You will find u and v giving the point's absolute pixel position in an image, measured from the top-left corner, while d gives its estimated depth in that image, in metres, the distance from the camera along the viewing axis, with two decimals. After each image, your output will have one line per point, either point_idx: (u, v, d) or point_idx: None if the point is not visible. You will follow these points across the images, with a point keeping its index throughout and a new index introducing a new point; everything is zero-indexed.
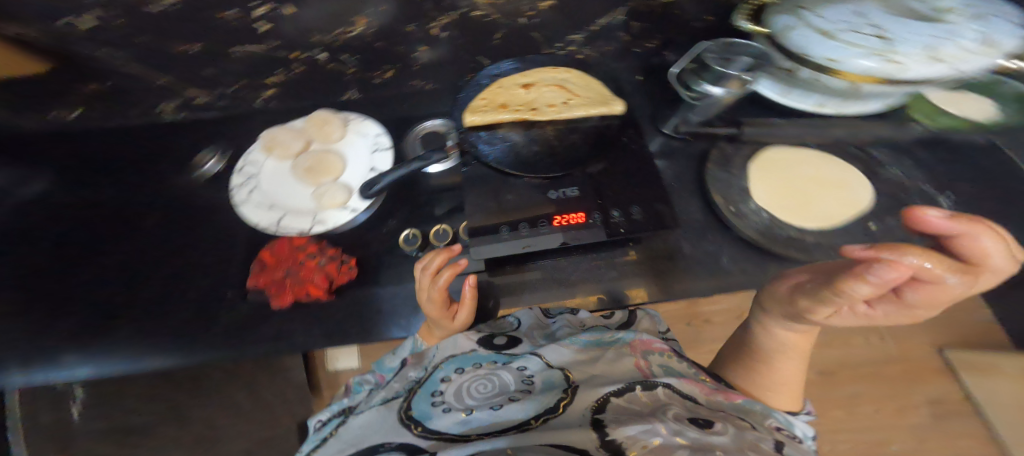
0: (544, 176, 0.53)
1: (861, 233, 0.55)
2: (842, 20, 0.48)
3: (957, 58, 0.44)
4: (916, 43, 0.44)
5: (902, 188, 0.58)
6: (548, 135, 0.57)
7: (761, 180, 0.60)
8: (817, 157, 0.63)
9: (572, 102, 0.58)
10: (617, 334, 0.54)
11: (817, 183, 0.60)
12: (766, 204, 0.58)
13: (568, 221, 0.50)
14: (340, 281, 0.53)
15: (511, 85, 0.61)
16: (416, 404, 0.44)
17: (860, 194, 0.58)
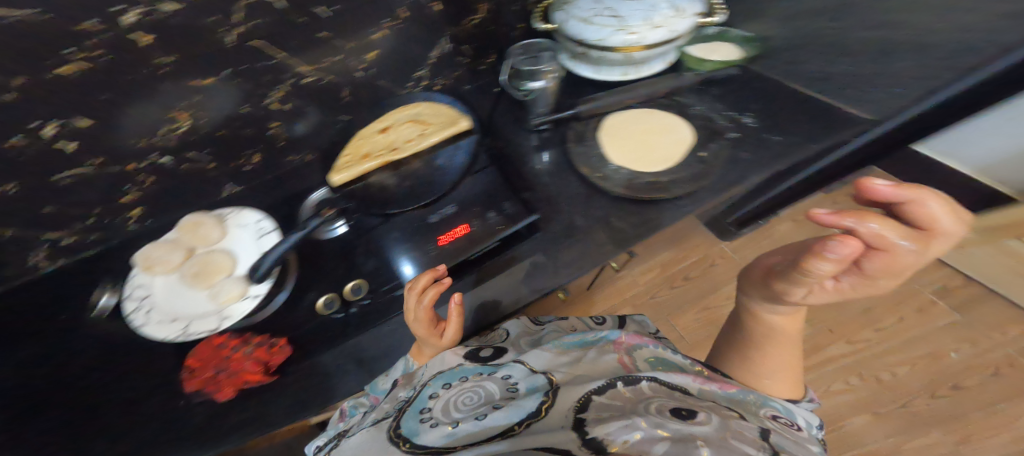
0: (419, 205, 0.54)
1: (695, 164, 0.57)
2: (590, 9, 0.56)
3: (674, 26, 0.54)
4: (639, 16, 0.54)
5: (709, 122, 0.61)
6: (414, 168, 0.59)
7: (611, 144, 0.62)
8: (642, 112, 0.65)
9: (426, 132, 0.62)
10: (599, 333, 0.57)
11: (647, 133, 0.62)
12: (621, 161, 0.60)
13: (450, 239, 0.53)
14: (275, 361, 0.52)
15: (370, 133, 0.63)
16: (404, 421, 0.44)
17: (683, 132, 0.60)
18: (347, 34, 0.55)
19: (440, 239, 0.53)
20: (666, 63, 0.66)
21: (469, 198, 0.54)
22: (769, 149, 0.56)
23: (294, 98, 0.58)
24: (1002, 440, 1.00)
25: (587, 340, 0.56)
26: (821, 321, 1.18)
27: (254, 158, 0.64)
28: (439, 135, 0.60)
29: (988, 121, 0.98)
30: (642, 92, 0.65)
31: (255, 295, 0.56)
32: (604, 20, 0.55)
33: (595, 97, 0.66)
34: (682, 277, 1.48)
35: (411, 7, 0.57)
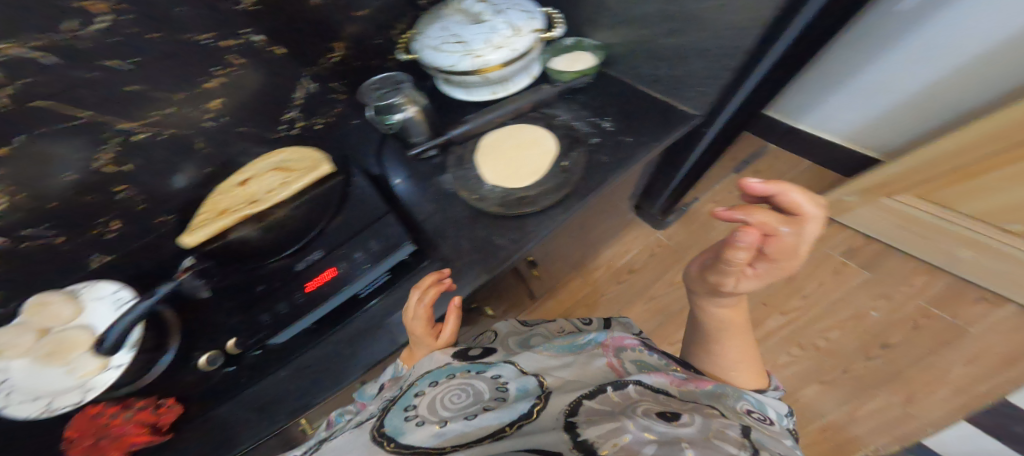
0: (284, 255, 0.53)
1: (560, 174, 0.62)
2: (438, 37, 0.61)
3: (517, 37, 0.59)
4: (480, 40, 0.59)
5: (572, 131, 0.67)
6: (278, 219, 0.52)
7: (487, 163, 0.65)
8: (513, 129, 0.68)
9: (289, 180, 0.54)
10: (588, 337, 0.61)
11: (517, 148, 0.65)
12: (494, 180, 0.63)
13: (318, 284, 0.51)
14: (163, 420, 0.50)
15: (227, 188, 0.55)
16: (387, 421, 0.44)
17: (548, 144, 0.65)
18: (176, 87, 0.53)
19: (309, 284, 0.52)
20: (531, 77, 0.71)
21: (337, 238, 0.53)
22: (624, 150, 0.64)
23: (127, 159, 0.53)
24: (941, 394, 1.05)
25: (576, 344, 0.59)
26: (754, 297, 1.23)
27: (112, 224, 0.56)
28: (300, 183, 0.54)
29: (845, 94, 1.13)
30: (512, 108, 0.67)
31: (118, 365, 0.46)
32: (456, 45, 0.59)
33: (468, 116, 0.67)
34: (627, 271, 1.38)
35: (242, 52, 0.56)
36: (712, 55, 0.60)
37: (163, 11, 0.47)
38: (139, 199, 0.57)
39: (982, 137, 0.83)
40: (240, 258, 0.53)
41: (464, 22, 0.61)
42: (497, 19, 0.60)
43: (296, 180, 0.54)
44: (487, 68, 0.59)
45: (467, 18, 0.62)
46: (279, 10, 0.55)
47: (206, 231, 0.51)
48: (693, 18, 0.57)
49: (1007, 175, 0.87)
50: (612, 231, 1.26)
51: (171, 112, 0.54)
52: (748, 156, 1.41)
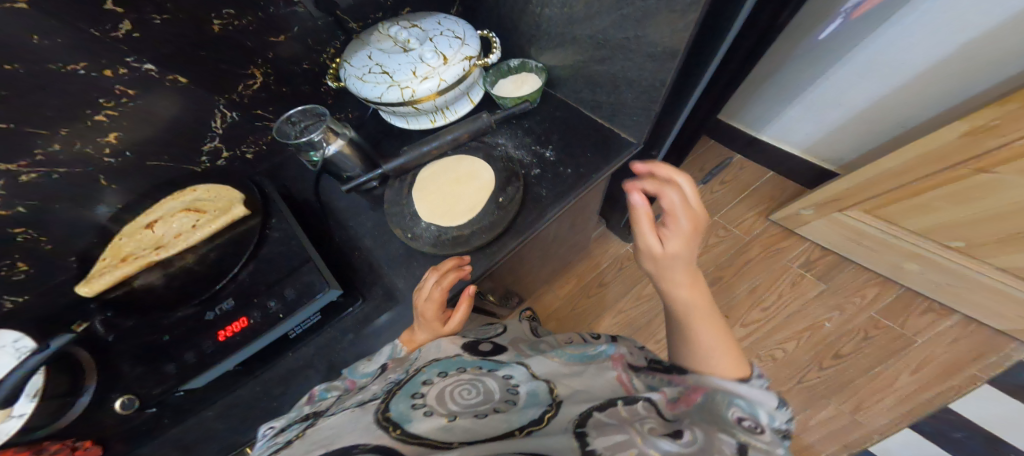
0: (192, 303, 0.49)
1: (495, 209, 0.60)
2: (364, 66, 0.62)
3: (442, 68, 0.61)
4: (405, 71, 0.60)
5: (513, 161, 0.65)
6: (189, 266, 0.51)
7: (423, 198, 0.63)
8: (453, 160, 0.67)
9: (198, 223, 0.51)
10: (599, 348, 0.53)
11: (455, 183, 0.64)
12: (427, 217, 0.61)
13: (231, 334, 0.47)
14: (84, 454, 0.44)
15: (133, 231, 0.52)
16: (391, 404, 0.40)
17: (486, 177, 0.63)
18: (59, 121, 0.48)
19: (222, 333, 0.47)
20: (472, 103, 0.70)
21: (247, 286, 0.49)
22: (563, 182, 0.63)
23: (17, 200, 0.48)
24: (888, 401, 1.03)
25: (589, 351, 0.53)
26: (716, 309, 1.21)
27: (22, 267, 0.51)
28: (210, 225, 0.50)
29: (796, 111, 1.16)
30: (448, 138, 0.65)
31: (20, 413, 0.40)
32: (384, 76, 0.60)
33: (406, 149, 0.65)
34: (597, 284, 1.36)
35: (133, 82, 0.51)
36: (639, 85, 0.59)
37: (18, 40, 0.41)
38: (44, 235, 0.52)
39: (930, 155, 0.86)
40: (140, 308, 0.48)
41: (393, 52, 0.62)
42: (422, 48, 0.61)
43: (207, 223, 0.51)
44: (413, 100, 0.61)
45: (395, 46, 0.63)
46: (173, 36, 0.50)
47: (105, 279, 0.48)
48: (620, 46, 0.56)
49: (943, 194, 0.91)
50: (580, 247, 1.22)
51: (59, 149, 0.49)
52: (714, 167, 1.39)
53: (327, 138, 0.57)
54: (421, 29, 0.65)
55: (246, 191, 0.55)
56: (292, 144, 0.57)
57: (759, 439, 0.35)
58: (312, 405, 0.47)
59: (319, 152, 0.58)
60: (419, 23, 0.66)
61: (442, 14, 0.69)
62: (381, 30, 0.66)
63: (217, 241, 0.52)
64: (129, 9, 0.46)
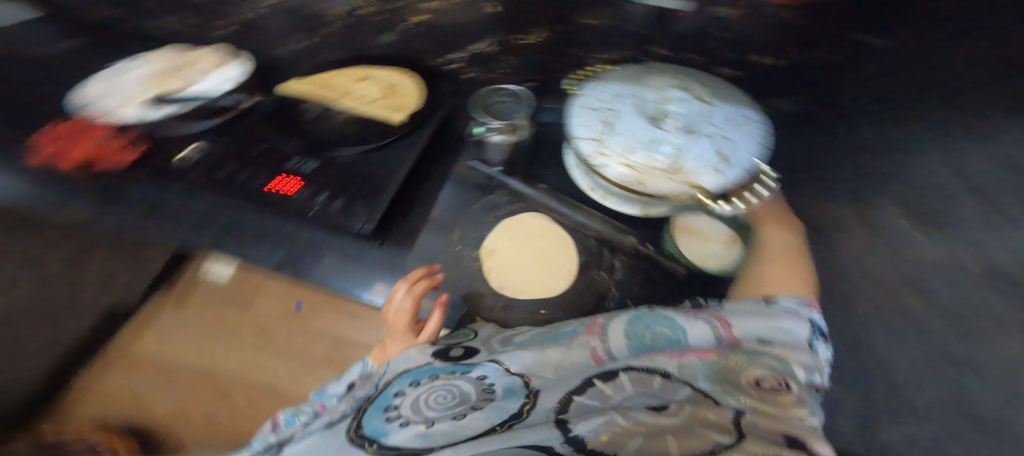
0: (300, 145, 0.56)
1: (528, 313, 0.55)
2: (599, 102, 0.50)
3: (655, 174, 0.46)
4: (622, 141, 0.47)
5: (603, 298, 0.54)
6: (335, 119, 0.58)
7: (502, 238, 0.61)
8: (559, 238, 0.60)
9: (374, 101, 0.59)
10: (570, 323, 0.44)
11: (534, 256, 0.59)
12: (486, 255, 0.59)
13: (281, 187, 0.51)
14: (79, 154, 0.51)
15: (351, 74, 0.63)
16: (366, 421, 0.37)
17: (555, 280, 0.57)
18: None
19: (273, 182, 0.52)
20: (638, 213, 0.53)
21: (333, 169, 0.53)
22: None
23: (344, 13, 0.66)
24: None
25: (560, 332, 0.43)
26: None
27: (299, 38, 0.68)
28: (376, 112, 0.57)
29: None
30: (582, 220, 0.58)
31: (169, 112, 0.55)
32: (598, 128, 0.48)
33: (542, 185, 0.61)
34: None
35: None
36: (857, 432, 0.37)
37: None
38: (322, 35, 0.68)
39: None
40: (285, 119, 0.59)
41: (640, 113, 0.49)
42: (664, 138, 0.47)
43: (377, 106, 0.58)
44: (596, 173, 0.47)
45: (642, 108, 0.49)
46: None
47: (299, 89, 0.61)
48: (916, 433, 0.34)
49: None
50: None
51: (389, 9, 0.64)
52: None
53: (501, 129, 0.59)
54: (692, 109, 0.48)
55: (421, 107, 0.59)
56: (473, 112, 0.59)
57: (775, 399, 0.28)
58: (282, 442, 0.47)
59: (485, 131, 0.61)
60: (710, 103, 0.48)
61: (750, 108, 0.47)
62: (660, 78, 0.51)
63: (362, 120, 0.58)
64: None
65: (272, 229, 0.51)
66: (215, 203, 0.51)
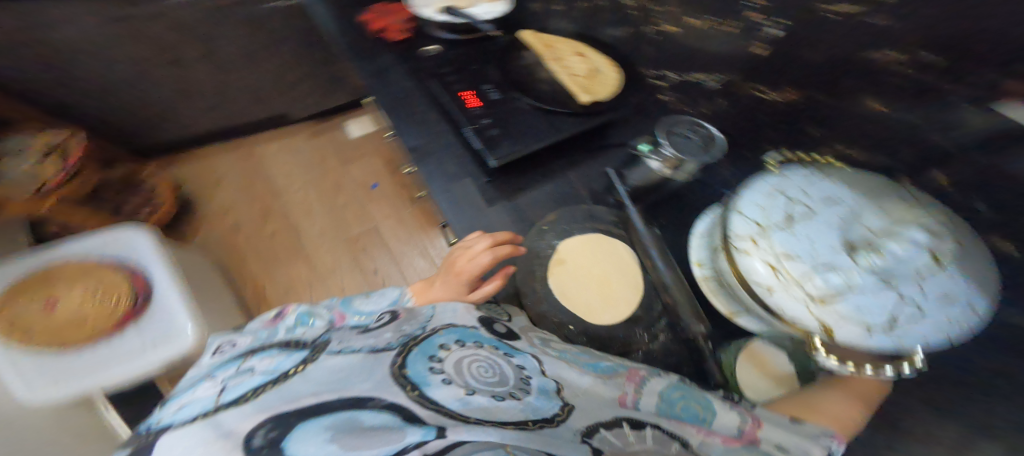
0: (497, 77, 0.61)
1: (556, 328, 0.49)
2: (811, 185, 0.33)
3: (794, 294, 0.29)
4: (793, 236, 0.31)
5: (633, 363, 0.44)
6: (531, 70, 0.62)
7: (581, 246, 0.54)
8: (634, 282, 0.53)
9: (573, 74, 0.59)
10: (609, 358, 0.42)
11: (599, 283, 0.52)
12: (558, 249, 0.53)
13: (463, 98, 0.57)
14: (375, 26, 0.68)
15: (575, 45, 0.65)
16: (410, 361, 0.29)
17: (604, 313, 0.50)
18: None
19: (465, 91, 0.58)
20: (728, 313, 0.43)
21: (507, 109, 0.57)
22: None
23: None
24: None
25: (597, 362, 0.40)
26: None
27: None
28: (572, 86, 0.58)
29: None
30: (671, 283, 0.47)
31: (441, 19, 0.67)
32: (773, 214, 0.32)
33: (656, 230, 0.50)
34: None
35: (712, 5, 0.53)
36: None
37: None
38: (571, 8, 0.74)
39: None
40: (496, 50, 0.65)
41: (840, 226, 0.30)
42: (846, 269, 0.29)
43: (572, 79, 0.59)
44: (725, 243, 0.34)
45: (861, 218, 0.31)
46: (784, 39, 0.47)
47: (529, 37, 0.65)
48: None
49: None
50: None
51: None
52: None
53: (666, 162, 0.49)
54: (933, 262, 0.28)
55: (608, 97, 0.57)
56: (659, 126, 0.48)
57: None
58: (283, 337, 0.35)
59: (649, 153, 0.51)
60: (959, 265, 0.28)
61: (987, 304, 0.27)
62: (910, 207, 0.31)
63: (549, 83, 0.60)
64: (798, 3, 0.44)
65: (418, 119, 0.61)
66: (412, 83, 0.64)
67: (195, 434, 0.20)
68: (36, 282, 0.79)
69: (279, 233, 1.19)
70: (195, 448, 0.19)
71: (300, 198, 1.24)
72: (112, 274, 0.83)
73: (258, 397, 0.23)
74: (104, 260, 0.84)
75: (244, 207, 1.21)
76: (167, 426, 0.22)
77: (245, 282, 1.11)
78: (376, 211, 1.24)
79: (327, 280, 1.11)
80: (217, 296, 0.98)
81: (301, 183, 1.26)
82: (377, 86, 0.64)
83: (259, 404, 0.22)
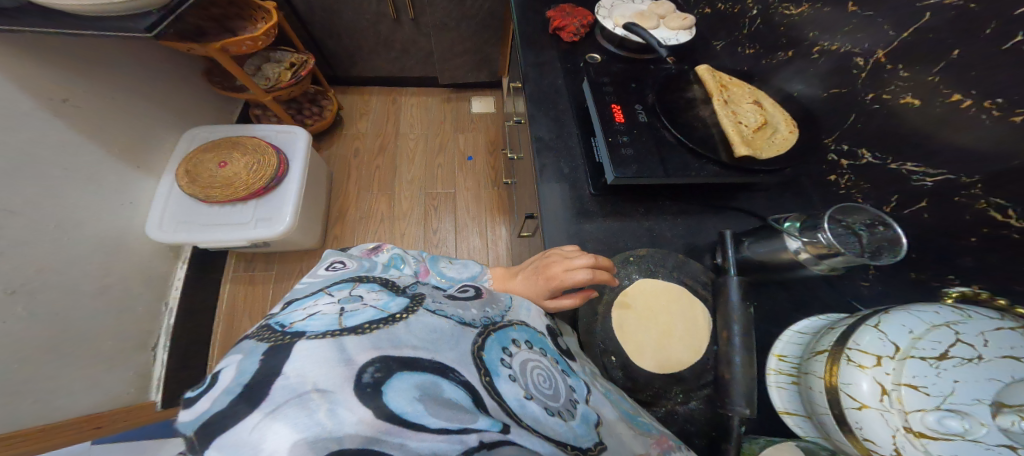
0: (650, 100, 0.60)
1: (601, 353, 0.49)
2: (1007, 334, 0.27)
3: (888, 419, 0.29)
4: (928, 371, 0.28)
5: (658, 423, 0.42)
6: (685, 106, 0.61)
7: (655, 291, 0.53)
8: (696, 344, 0.50)
9: (739, 122, 0.57)
10: (647, 416, 0.41)
11: (661, 332, 0.50)
12: (635, 284, 0.53)
13: (611, 110, 0.57)
14: (555, 24, 0.71)
15: (747, 96, 0.63)
16: (487, 345, 0.34)
17: (654, 362, 0.49)
18: (867, 54, 0.53)
19: (615, 105, 0.58)
20: (781, 409, 0.44)
21: (645, 135, 0.55)
22: None
23: (794, 56, 0.65)
24: None
25: (638, 417, 0.40)
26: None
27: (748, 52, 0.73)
28: (733, 131, 0.55)
29: None
30: (744, 361, 0.43)
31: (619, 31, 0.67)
32: (920, 343, 0.29)
33: (751, 309, 0.46)
34: None
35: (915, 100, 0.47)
36: None
37: (945, 32, 0.43)
38: (761, 61, 0.71)
39: None
40: (658, 75, 0.64)
41: (1006, 383, 0.25)
42: (975, 420, 0.25)
43: (734, 125, 0.55)
44: (850, 348, 0.33)
45: None
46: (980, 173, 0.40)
47: (705, 72, 0.63)
48: None
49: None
50: None
51: (835, 71, 0.58)
52: None
53: (814, 244, 0.46)
54: None
55: (760, 162, 0.54)
56: (824, 215, 0.46)
57: None
58: (380, 272, 0.43)
59: (796, 233, 0.47)
60: None
61: None
62: None
63: (697, 125, 0.59)
64: (1009, 148, 0.38)
65: (558, 114, 0.64)
66: (569, 81, 0.67)
67: (327, 350, 0.25)
68: (214, 144, 0.95)
69: (379, 169, 1.31)
70: (325, 367, 0.24)
71: (409, 147, 1.35)
72: (264, 159, 0.96)
73: (373, 331, 0.28)
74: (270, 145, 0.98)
75: (366, 137, 1.36)
76: (303, 331, 0.26)
77: (337, 199, 1.24)
78: (462, 183, 1.31)
79: (397, 225, 1.21)
80: (316, 205, 1.12)
81: (415, 135, 1.37)
82: (540, 71, 0.68)
83: (373, 342, 0.27)
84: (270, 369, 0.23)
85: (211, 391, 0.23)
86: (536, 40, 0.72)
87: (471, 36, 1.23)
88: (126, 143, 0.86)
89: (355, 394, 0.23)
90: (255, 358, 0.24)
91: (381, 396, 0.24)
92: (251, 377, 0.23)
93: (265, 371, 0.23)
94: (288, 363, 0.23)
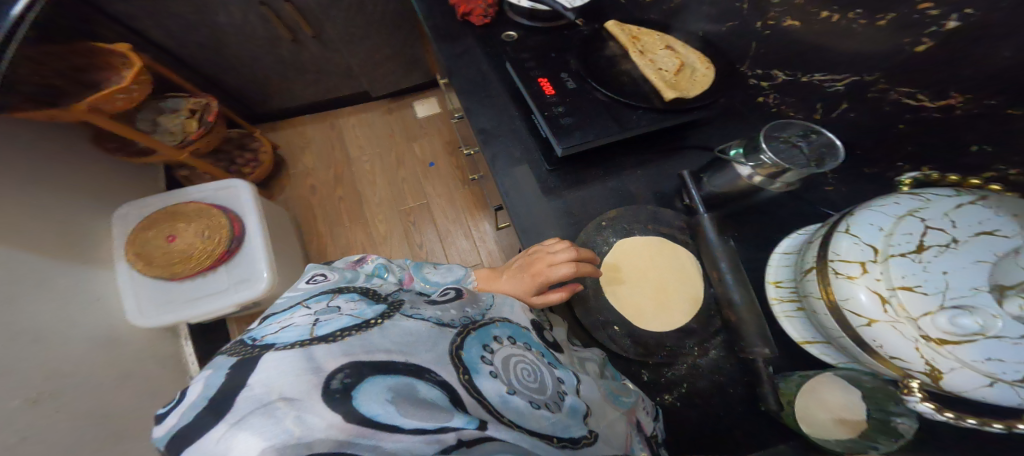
0: (576, 62, 0.58)
1: (601, 325, 0.47)
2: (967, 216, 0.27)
3: (902, 331, 0.28)
4: (915, 269, 0.27)
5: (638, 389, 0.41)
6: (611, 59, 0.59)
7: (638, 249, 0.51)
8: (691, 289, 0.49)
9: (661, 70, 0.55)
10: (622, 384, 0.42)
11: (654, 289, 0.49)
12: (617, 248, 0.51)
13: (541, 83, 0.55)
14: (462, 10, 0.67)
15: (660, 42, 0.61)
16: (467, 344, 0.32)
17: (656, 322, 0.47)
18: None
19: (542, 78, 0.56)
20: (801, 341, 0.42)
21: (583, 98, 0.54)
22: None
23: None
24: None
25: (617, 390, 0.41)
26: None
27: None
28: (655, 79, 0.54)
29: None
30: (738, 296, 0.42)
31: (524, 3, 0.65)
32: (895, 240, 0.29)
33: (731, 242, 0.46)
34: None
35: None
36: None
37: None
38: None
39: None
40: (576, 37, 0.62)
41: (992, 262, 0.25)
42: (984, 312, 0.25)
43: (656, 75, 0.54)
44: (832, 263, 0.32)
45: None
46: (909, 51, 0.40)
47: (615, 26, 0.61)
48: None
49: None
50: None
51: None
52: None
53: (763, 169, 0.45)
54: None
55: (693, 100, 0.53)
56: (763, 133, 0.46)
57: None
58: (364, 281, 0.40)
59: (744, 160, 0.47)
60: None
61: None
62: None
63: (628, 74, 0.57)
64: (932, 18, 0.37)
65: (491, 101, 0.61)
66: (492, 66, 0.64)
67: (294, 360, 0.23)
68: (158, 220, 0.90)
69: (344, 197, 1.27)
70: (291, 375, 0.22)
71: (367, 169, 1.31)
72: (214, 221, 0.91)
73: (345, 337, 0.26)
74: (213, 206, 0.93)
75: (319, 171, 1.31)
76: (272, 343, 0.25)
77: (310, 240, 1.20)
78: (431, 189, 1.28)
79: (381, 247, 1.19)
80: (290, 253, 1.08)
81: (369, 155, 1.33)
82: (457, 63, 0.65)
83: (344, 347, 0.25)
84: (236, 382, 0.22)
85: (179, 405, 0.23)
86: (444, 32, 0.68)
87: (391, 41, 1.19)
88: (70, 246, 0.81)
89: (322, 399, 0.22)
90: (221, 371, 0.23)
91: (351, 400, 0.22)
92: (218, 388, 0.22)
93: (233, 381, 0.22)
94: (253, 375, 0.22)
